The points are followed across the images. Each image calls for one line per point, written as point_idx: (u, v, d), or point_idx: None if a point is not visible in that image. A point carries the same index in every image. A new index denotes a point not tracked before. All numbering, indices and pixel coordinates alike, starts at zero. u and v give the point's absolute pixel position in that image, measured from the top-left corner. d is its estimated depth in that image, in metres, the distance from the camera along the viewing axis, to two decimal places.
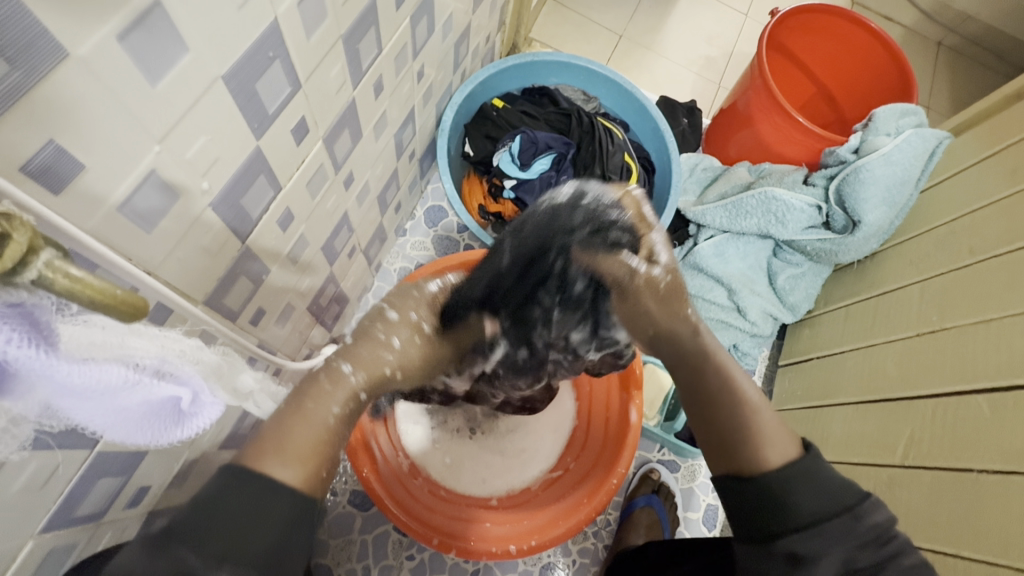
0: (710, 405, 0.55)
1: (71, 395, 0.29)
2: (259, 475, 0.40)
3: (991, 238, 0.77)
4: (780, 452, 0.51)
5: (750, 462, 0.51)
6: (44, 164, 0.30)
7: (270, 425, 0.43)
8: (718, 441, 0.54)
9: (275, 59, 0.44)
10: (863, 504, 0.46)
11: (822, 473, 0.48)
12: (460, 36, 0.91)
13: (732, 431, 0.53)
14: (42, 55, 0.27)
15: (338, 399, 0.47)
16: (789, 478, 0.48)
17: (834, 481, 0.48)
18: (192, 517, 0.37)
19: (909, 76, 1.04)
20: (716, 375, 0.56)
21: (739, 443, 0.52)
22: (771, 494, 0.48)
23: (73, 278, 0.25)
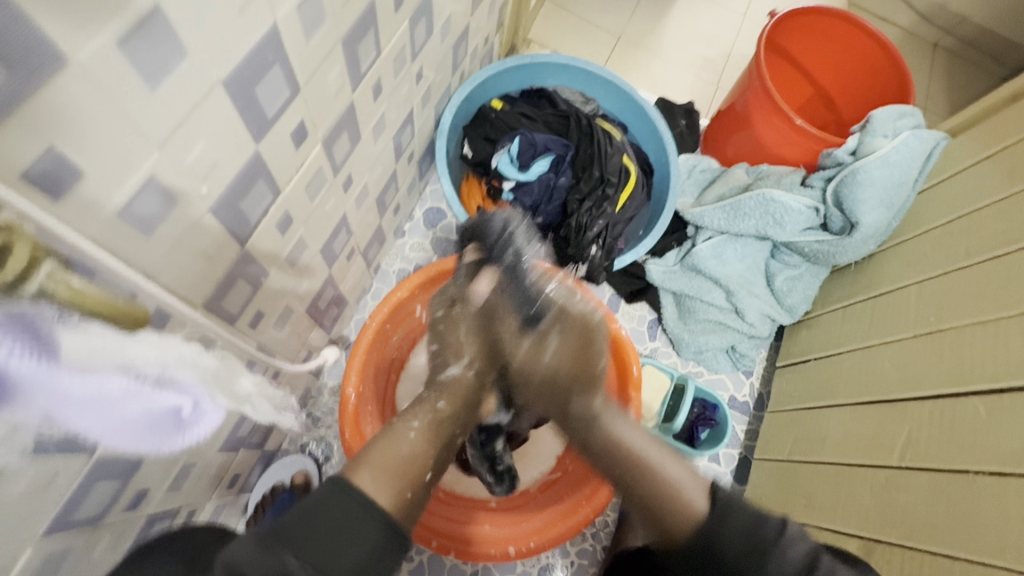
0: (625, 475, 0.61)
1: (72, 405, 0.29)
2: (356, 488, 0.49)
3: (987, 240, 0.78)
4: (692, 501, 0.56)
5: (674, 522, 0.56)
6: (42, 169, 0.30)
7: (372, 447, 0.56)
8: (646, 510, 0.59)
9: (274, 63, 0.44)
10: (779, 541, 0.51)
11: (730, 515, 0.53)
12: (458, 38, 0.91)
13: (647, 498, 0.59)
14: (40, 61, 0.27)
15: (419, 415, 0.62)
16: (701, 538, 0.54)
17: (746, 515, 0.53)
18: (306, 524, 0.45)
19: (907, 77, 1.04)
20: (608, 443, 0.63)
21: (656, 509, 0.58)
22: (704, 550, 0.53)
23: None
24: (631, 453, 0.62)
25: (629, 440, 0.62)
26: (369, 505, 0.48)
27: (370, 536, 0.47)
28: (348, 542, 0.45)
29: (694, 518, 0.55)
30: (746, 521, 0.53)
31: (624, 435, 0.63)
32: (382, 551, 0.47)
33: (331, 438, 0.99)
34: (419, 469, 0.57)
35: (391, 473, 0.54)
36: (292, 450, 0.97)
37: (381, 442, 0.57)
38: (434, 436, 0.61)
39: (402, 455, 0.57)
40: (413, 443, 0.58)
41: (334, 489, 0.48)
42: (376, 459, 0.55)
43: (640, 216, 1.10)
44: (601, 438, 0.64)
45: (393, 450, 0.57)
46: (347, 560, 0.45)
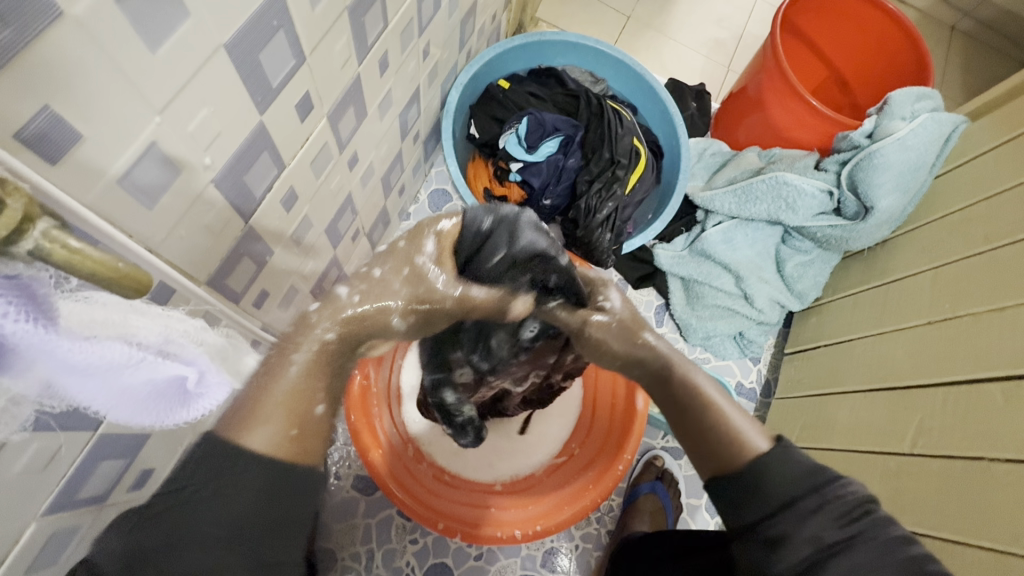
0: (681, 409, 0.57)
1: (73, 374, 0.28)
2: (231, 441, 0.43)
3: (1008, 224, 0.76)
4: (753, 443, 0.51)
5: (726, 455, 0.51)
6: (39, 132, 0.28)
7: (251, 393, 0.47)
8: (695, 438, 0.54)
9: (278, 29, 0.42)
10: (833, 484, 0.46)
11: (793, 459, 0.48)
12: (466, 14, 0.88)
13: (700, 430, 0.54)
14: (36, 13, 0.25)
15: (302, 348, 0.49)
16: (758, 468, 0.48)
17: (802, 465, 0.47)
18: (170, 501, 0.40)
19: (926, 59, 1.01)
20: (678, 381, 0.58)
21: (710, 438, 0.53)
22: (747, 484, 0.48)
23: (72, 249, 0.24)
24: (699, 390, 0.57)
25: (699, 377, 0.58)
26: (241, 453, 0.43)
27: (254, 482, 0.42)
28: (231, 491, 0.41)
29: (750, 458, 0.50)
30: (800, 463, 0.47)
31: (699, 381, 0.58)
32: (275, 496, 0.43)
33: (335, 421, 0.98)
34: (308, 399, 0.48)
35: (266, 414, 0.45)
36: None
37: (262, 380, 0.47)
38: (316, 371, 0.49)
39: (283, 393, 0.47)
40: (296, 380, 0.48)
41: (213, 445, 0.43)
42: (255, 407, 0.46)
43: (648, 200, 1.09)
44: (672, 376, 0.59)
45: (273, 389, 0.47)
46: (225, 520, 0.40)
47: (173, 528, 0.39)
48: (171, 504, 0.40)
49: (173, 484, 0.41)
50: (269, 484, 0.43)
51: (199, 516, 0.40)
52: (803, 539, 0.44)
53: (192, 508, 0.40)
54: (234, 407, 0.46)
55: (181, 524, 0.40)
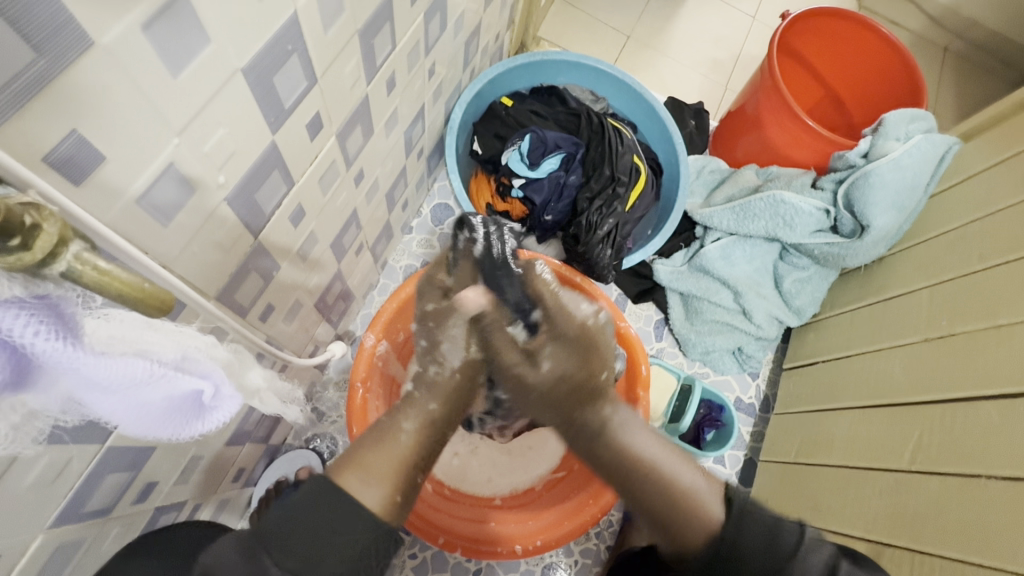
0: (628, 479, 0.58)
1: (94, 389, 0.29)
2: (346, 490, 0.50)
3: (1002, 244, 0.77)
4: (709, 512, 0.55)
5: (686, 526, 0.55)
6: (65, 155, 0.29)
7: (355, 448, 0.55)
8: (649, 510, 0.58)
9: (293, 53, 0.44)
10: (806, 543, 0.51)
11: (754, 520, 0.53)
12: (470, 34, 0.90)
13: (652, 501, 0.57)
14: (68, 44, 0.26)
15: (411, 416, 0.57)
16: (726, 537, 0.53)
17: (763, 529, 0.52)
18: (293, 521, 0.46)
19: (919, 81, 1.04)
20: (614, 447, 0.59)
21: (667, 513, 0.56)
22: (720, 554, 0.53)
23: (101, 270, 0.25)
24: (637, 461, 0.58)
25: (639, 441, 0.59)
26: (356, 507, 0.49)
27: (360, 536, 0.48)
28: (339, 537, 0.47)
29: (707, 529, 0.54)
30: (766, 528, 0.52)
31: (633, 439, 0.59)
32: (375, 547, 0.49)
33: (336, 434, 0.98)
34: (411, 469, 0.55)
35: (378, 473, 0.53)
36: (297, 445, 0.96)
37: (369, 442, 0.55)
38: (421, 440, 0.56)
39: (393, 458, 0.54)
40: (405, 447, 0.55)
41: (324, 488, 0.49)
42: (363, 464, 0.53)
43: (648, 216, 1.10)
44: (607, 449, 0.59)
45: (382, 452, 0.54)
46: (339, 563, 0.46)
47: (301, 550, 0.45)
48: (285, 531, 0.46)
49: (292, 510, 0.47)
50: (378, 542, 0.49)
51: (320, 553, 0.46)
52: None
53: (316, 541, 0.46)
54: (343, 459, 0.53)
55: (306, 551, 0.46)
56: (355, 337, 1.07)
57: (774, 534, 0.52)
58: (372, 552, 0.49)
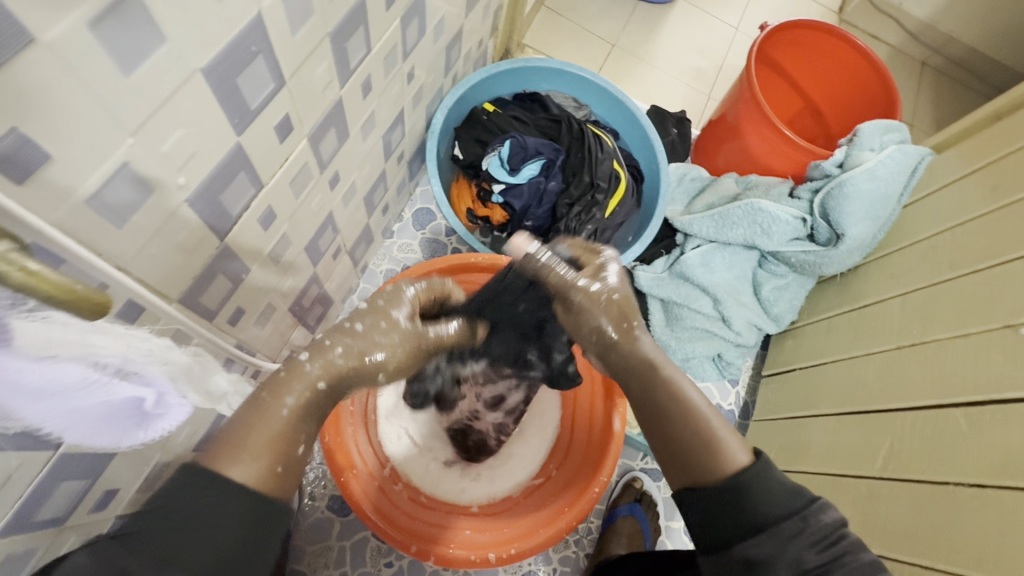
0: (663, 420, 0.57)
1: (27, 397, 0.28)
2: (211, 469, 0.42)
3: (971, 254, 0.79)
4: (731, 456, 0.51)
5: (706, 467, 0.51)
6: (6, 152, 0.29)
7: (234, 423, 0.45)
8: (675, 456, 0.55)
9: (258, 54, 0.43)
10: (813, 506, 0.47)
11: (774, 478, 0.49)
12: (452, 39, 0.91)
13: (681, 445, 0.54)
14: (7, 40, 0.26)
15: (295, 391, 0.49)
16: (741, 482, 0.49)
17: (784, 485, 0.48)
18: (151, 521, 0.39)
19: (894, 93, 1.06)
20: (667, 393, 0.58)
21: (690, 453, 0.53)
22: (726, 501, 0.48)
23: (29, 272, 0.24)
24: (681, 401, 0.57)
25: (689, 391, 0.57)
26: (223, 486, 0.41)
27: (233, 509, 0.41)
28: (206, 529, 0.39)
29: (724, 473, 0.50)
30: (781, 485, 0.48)
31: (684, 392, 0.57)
32: (253, 537, 0.41)
33: None
34: (289, 444, 0.46)
35: (253, 450, 0.44)
36: None
37: (250, 411, 0.46)
38: (308, 411, 0.49)
39: (268, 436, 0.45)
40: (286, 422, 0.47)
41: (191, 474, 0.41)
42: (239, 437, 0.44)
43: (629, 223, 1.10)
44: (661, 397, 0.57)
45: (263, 423, 0.46)
46: (219, 543, 0.39)
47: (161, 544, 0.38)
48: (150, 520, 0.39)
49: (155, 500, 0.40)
50: (255, 517, 0.42)
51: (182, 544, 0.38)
52: (787, 563, 0.44)
53: (175, 530, 0.38)
54: (220, 437, 0.45)
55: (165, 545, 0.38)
56: None
57: (788, 496, 0.47)
58: (245, 539, 0.41)
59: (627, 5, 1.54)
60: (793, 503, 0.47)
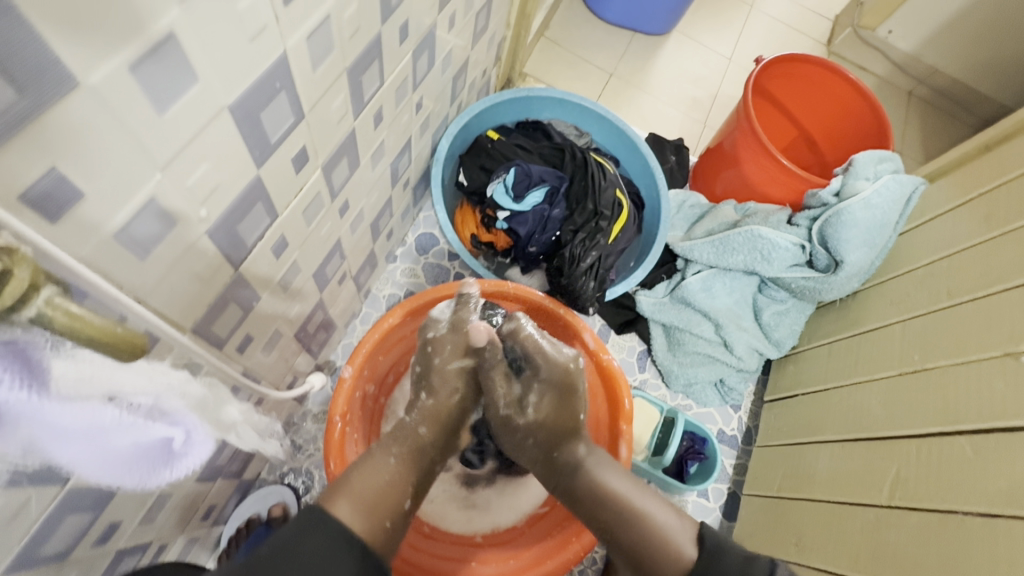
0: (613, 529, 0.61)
1: (58, 437, 0.27)
2: (329, 520, 0.49)
3: (968, 281, 0.80)
4: (675, 547, 0.57)
5: (657, 565, 0.57)
6: (43, 191, 0.29)
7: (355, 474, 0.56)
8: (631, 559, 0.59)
9: (281, 90, 0.44)
10: (785, 549, 0.52)
11: (726, 553, 0.54)
12: (458, 70, 0.93)
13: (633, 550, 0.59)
14: (53, 84, 0.26)
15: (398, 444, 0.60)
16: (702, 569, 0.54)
17: (739, 555, 0.54)
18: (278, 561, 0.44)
19: (885, 124, 1.09)
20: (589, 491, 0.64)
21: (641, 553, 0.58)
22: None
23: (71, 314, 0.25)
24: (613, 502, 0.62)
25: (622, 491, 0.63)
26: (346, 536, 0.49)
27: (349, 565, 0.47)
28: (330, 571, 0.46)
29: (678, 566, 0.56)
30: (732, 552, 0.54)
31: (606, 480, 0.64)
32: (367, 574, 0.48)
33: (313, 467, 0.96)
34: (398, 496, 0.56)
35: (367, 503, 0.53)
36: (271, 479, 0.93)
37: (359, 469, 0.57)
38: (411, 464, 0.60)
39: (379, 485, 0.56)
40: (391, 471, 0.58)
41: (317, 516, 0.49)
42: (354, 491, 0.54)
43: (631, 248, 1.12)
44: (586, 495, 0.64)
45: (372, 479, 0.57)
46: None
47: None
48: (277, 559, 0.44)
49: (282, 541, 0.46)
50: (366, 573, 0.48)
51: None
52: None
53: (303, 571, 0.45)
54: (335, 485, 0.54)
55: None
56: (336, 367, 1.05)
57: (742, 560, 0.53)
58: None
59: (624, 36, 1.59)
60: (745, 567, 0.52)
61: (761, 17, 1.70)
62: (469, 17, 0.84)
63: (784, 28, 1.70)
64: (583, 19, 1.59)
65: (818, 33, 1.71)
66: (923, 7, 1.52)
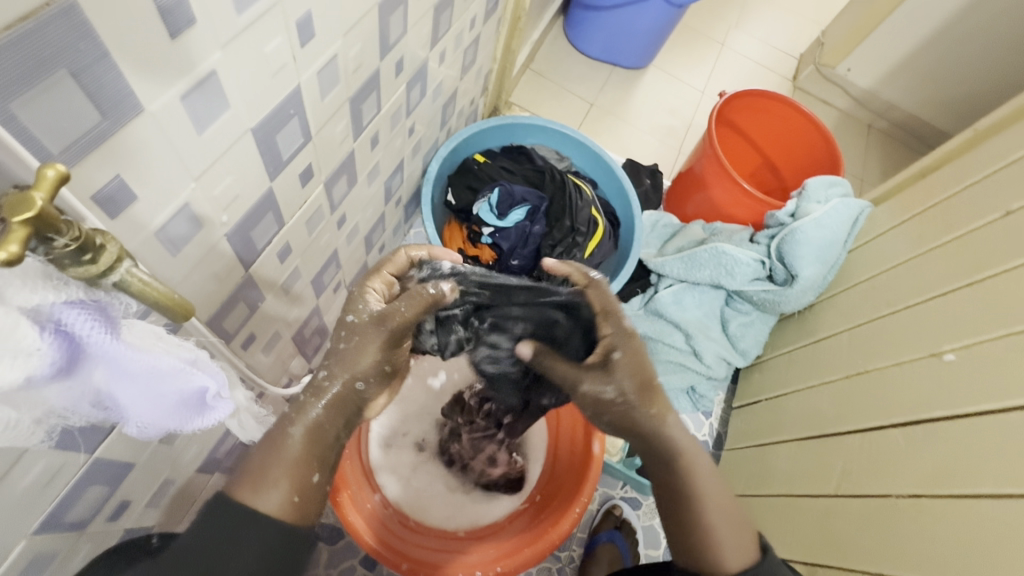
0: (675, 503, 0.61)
1: (123, 378, 0.33)
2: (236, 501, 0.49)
3: (903, 292, 0.89)
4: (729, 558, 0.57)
5: (708, 559, 0.58)
6: (109, 194, 0.36)
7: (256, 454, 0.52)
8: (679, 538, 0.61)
9: (293, 116, 0.52)
10: None
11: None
12: (448, 98, 1.02)
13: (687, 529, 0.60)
14: (126, 111, 0.34)
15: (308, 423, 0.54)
16: None
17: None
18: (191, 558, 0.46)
19: (836, 153, 1.20)
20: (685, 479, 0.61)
21: (695, 541, 0.59)
22: None
23: (145, 282, 0.30)
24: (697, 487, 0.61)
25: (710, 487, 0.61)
26: (248, 512, 0.49)
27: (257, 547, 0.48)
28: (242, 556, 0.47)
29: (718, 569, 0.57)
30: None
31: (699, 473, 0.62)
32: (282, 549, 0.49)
33: None
34: (306, 468, 0.53)
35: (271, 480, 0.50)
36: None
37: (264, 449, 0.52)
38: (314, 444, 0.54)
39: (286, 466, 0.52)
40: (300, 448, 0.53)
41: (219, 501, 0.49)
42: (254, 472, 0.51)
43: (607, 263, 1.20)
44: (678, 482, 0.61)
45: (273, 458, 0.52)
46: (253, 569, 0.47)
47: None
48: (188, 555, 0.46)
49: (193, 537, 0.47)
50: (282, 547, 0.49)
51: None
52: None
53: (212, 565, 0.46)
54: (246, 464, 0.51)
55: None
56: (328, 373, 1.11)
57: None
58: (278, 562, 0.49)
59: (604, 69, 1.71)
60: None
61: (731, 54, 1.84)
62: (458, 52, 0.93)
63: (753, 64, 1.84)
64: (566, 53, 1.71)
65: (784, 70, 1.86)
66: (876, 49, 1.67)
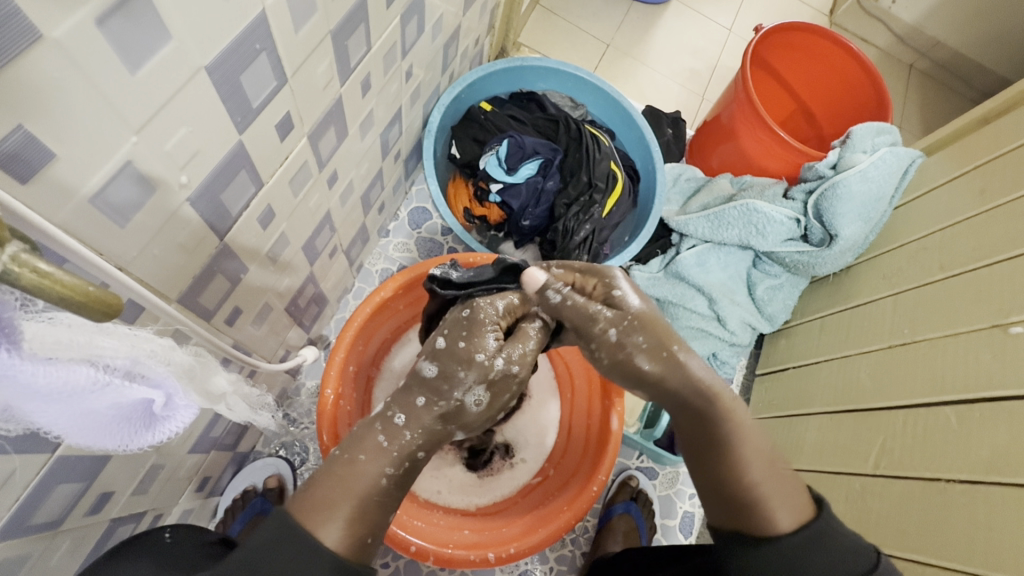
0: (718, 456, 0.54)
1: (35, 397, 0.28)
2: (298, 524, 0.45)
3: (960, 255, 0.80)
4: (789, 512, 0.50)
5: (764, 521, 0.50)
6: (11, 151, 0.28)
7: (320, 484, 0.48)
8: (725, 498, 0.53)
9: (261, 52, 0.43)
10: None
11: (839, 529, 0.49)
12: (449, 38, 0.90)
13: (724, 483, 0.53)
14: (17, 38, 0.25)
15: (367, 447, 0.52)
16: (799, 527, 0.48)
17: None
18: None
19: (885, 96, 1.07)
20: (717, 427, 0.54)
21: (747, 502, 0.51)
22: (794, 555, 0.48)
23: (41, 273, 0.24)
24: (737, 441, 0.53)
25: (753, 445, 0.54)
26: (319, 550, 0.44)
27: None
28: None
29: (770, 531, 0.50)
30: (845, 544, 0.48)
31: None
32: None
33: (306, 440, 0.96)
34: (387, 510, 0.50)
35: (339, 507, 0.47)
36: (266, 452, 0.94)
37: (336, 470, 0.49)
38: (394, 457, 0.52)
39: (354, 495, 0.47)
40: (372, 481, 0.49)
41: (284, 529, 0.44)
42: (323, 500, 0.47)
43: (626, 222, 1.11)
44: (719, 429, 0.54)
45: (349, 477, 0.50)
46: None
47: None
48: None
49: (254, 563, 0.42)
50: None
51: None
52: None
53: None
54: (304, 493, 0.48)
55: None
56: (329, 341, 1.05)
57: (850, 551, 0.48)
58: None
59: (621, 4, 1.54)
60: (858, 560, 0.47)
61: None
62: None
63: None
64: None
65: (821, 2, 1.67)
66: None
